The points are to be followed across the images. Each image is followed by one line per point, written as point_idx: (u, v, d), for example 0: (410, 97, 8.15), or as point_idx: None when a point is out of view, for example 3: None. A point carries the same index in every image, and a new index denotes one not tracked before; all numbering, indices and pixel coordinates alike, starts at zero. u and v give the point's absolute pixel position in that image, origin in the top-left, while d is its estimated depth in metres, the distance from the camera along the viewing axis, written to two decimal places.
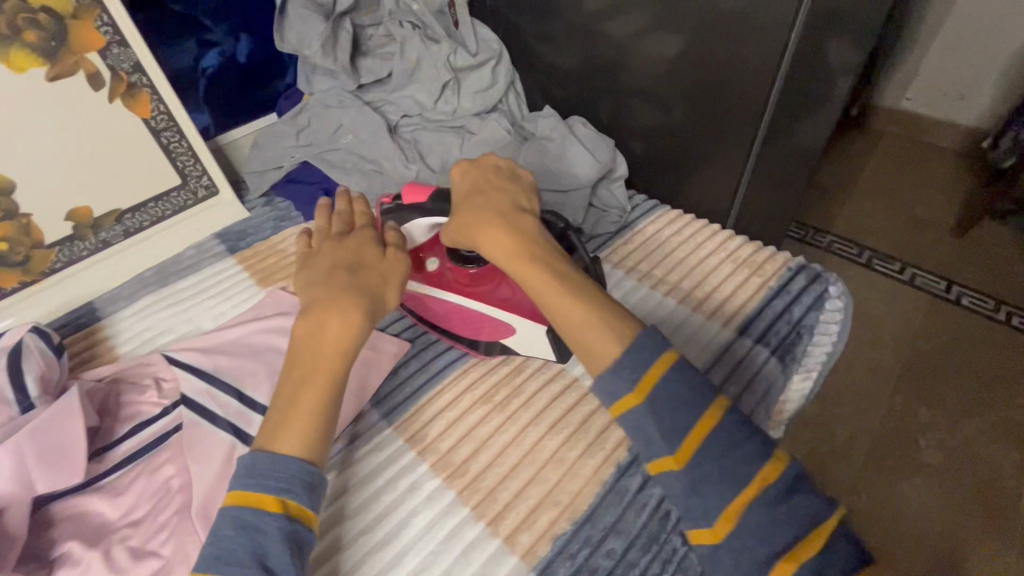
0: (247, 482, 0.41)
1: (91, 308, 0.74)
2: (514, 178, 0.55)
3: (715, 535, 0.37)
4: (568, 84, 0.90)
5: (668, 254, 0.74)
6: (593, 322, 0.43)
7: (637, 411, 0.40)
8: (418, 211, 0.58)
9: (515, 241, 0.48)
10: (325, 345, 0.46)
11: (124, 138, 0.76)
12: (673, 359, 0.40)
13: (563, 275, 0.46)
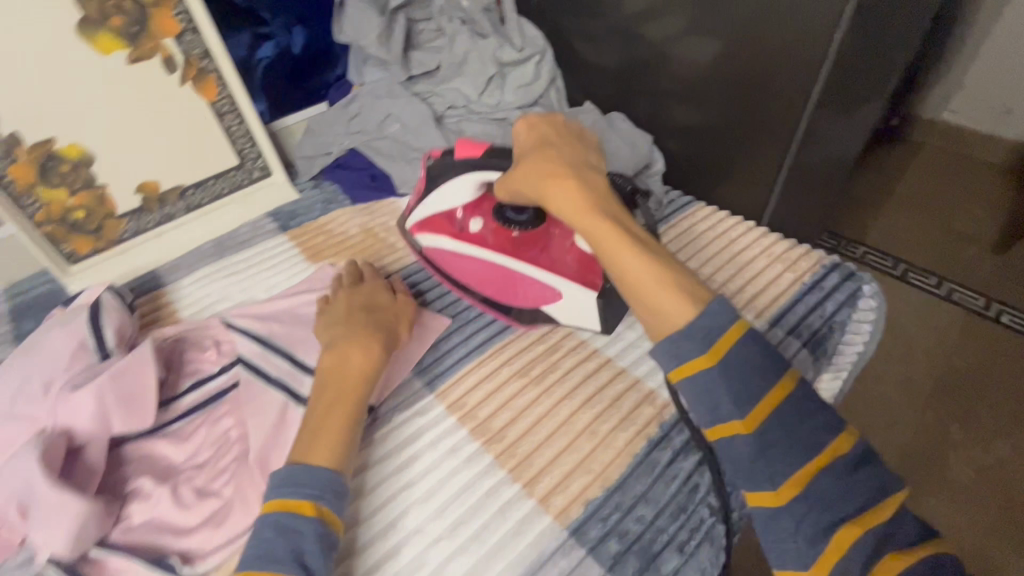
0: (281, 492, 0.45)
1: (155, 276, 0.80)
2: (583, 143, 0.58)
3: (776, 498, 0.40)
4: (607, 82, 0.92)
5: (703, 248, 0.76)
6: (653, 274, 0.46)
7: (706, 375, 0.42)
8: (467, 167, 0.64)
9: (586, 194, 0.51)
10: (348, 371, 0.53)
11: (191, 119, 0.81)
12: (744, 328, 0.43)
13: (626, 230, 0.49)
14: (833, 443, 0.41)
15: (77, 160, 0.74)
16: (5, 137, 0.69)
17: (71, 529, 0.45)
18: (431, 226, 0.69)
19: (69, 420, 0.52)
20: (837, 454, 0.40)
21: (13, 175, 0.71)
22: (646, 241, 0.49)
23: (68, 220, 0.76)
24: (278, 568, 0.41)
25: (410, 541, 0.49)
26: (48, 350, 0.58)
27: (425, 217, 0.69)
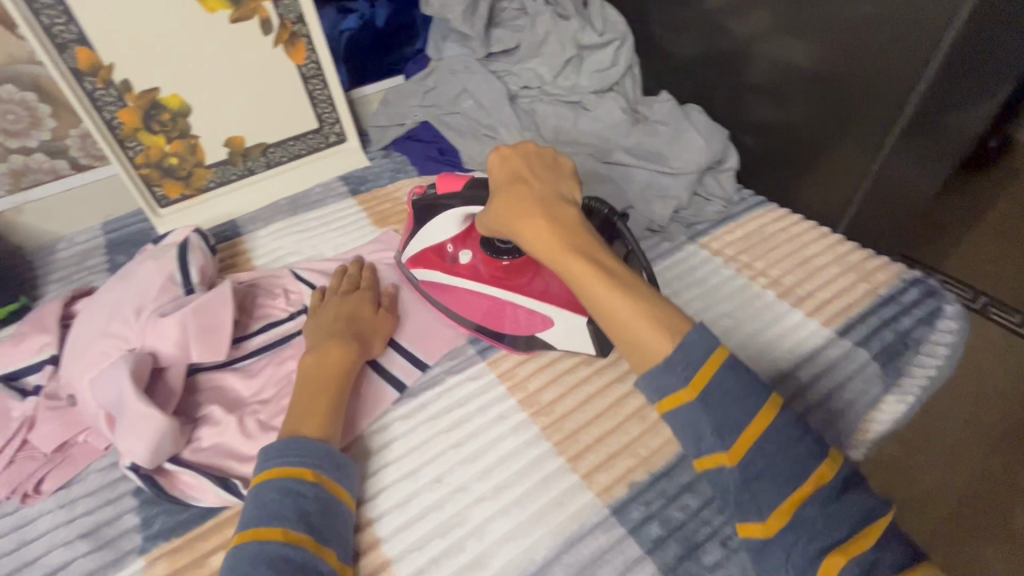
0: (283, 458, 0.45)
1: (234, 225, 0.84)
2: (554, 167, 0.52)
3: (768, 529, 0.35)
4: (686, 74, 0.90)
5: (771, 249, 0.74)
6: (641, 319, 0.41)
7: (690, 407, 0.38)
8: (450, 200, 0.58)
9: (560, 228, 0.47)
10: (325, 371, 0.51)
11: (279, 79, 0.85)
12: (724, 357, 0.38)
13: (607, 268, 0.44)
14: (817, 472, 0.36)
15: (177, 110, 0.79)
16: (117, 83, 0.75)
17: (152, 439, 0.49)
18: (426, 258, 0.63)
19: (155, 343, 0.57)
20: (824, 480, 0.36)
21: (122, 119, 0.77)
22: (630, 277, 0.44)
23: (163, 164, 0.82)
24: (286, 527, 0.41)
25: (453, 497, 0.50)
26: (132, 279, 0.62)
27: (416, 254, 0.63)
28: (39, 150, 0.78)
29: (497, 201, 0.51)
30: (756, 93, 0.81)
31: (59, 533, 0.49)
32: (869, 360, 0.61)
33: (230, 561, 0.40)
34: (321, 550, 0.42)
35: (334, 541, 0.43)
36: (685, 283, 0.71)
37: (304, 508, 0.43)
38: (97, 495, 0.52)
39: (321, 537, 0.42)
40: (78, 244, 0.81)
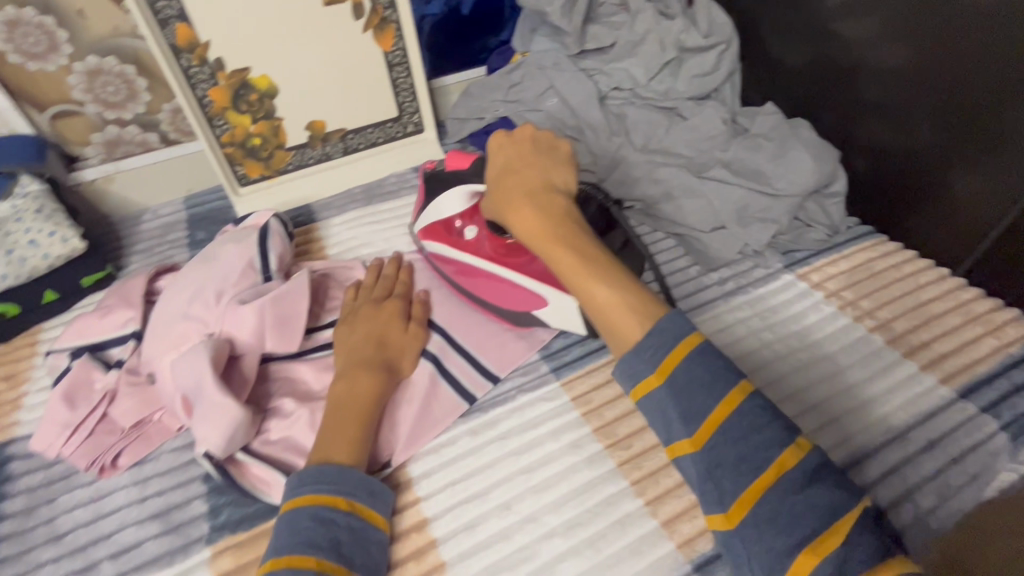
0: (316, 486, 0.44)
1: (309, 210, 0.84)
2: (549, 149, 0.54)
3: (728, 520, 0.37)
4: (793, 85, 0.83)
5: (881, 288, 0.68)
6: (610, 301, 0.44)
7: (660, 392, 0.40)
8: (459, 178, 0.61)
9: (547, 219, 0.49)
10: (357, 399, 0.49)
11: (365, 66, 0.83)
12: (696, 343, 0.40)
13: (584, 251, 0.47)
14: (777, 460, 0.36)
15: (264, 91, 0.79)
16: (212, 62, 0.75)
17: (228, 429, 0.49)
18: (434, 232, 0.62)
19: (233, 330, 0.56)
20: (785, 468, 0.36)
21: (213, 98, 0.77)
22: (606, 261, 0.47)
23: (246, 144, 0.82)
24: (319, 556, 0.41)
25: (523, 528, 0.47)
26: (214, 260, 0.62)
27: (428, 226, 0.63)
28: (133, 123, 0.79)
29: (496, 185, 0.54)
30: (875, 113, 0.73)
31: (133, 512, 0.50)
32: (996, 427, 0.54)
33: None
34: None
35: (366, 568, 0.43)
36: (779, 317, 0.65)
37: (343, 536, 0.43)
38: (170, 478, 0.52)
39: (353, 565, 0.42)
40: (162, 217, 0.82)
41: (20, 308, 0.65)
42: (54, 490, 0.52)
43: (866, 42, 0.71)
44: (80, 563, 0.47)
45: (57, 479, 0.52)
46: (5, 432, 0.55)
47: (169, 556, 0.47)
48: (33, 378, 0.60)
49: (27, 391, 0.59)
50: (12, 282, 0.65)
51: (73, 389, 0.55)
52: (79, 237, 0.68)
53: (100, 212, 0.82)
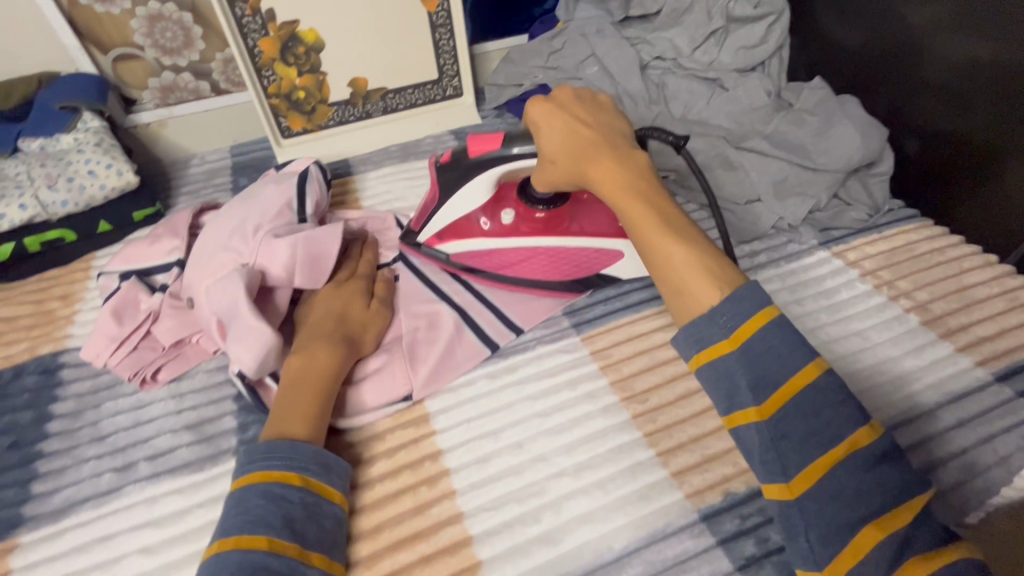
0: (266, 462, 0.42)
1: (347, 164, 0.86)
2: (608, 108, 0.51)
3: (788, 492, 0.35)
4: (845, 63, 0.80)
5: (922, 270, 0.65)
6: (693, 265, 0.41)
7: (728, 359, 0.38)
8: (491, 162, 0.54)
9: (627, 174, 0.46)
10: (313, 372, 0.48)
11: (409, 24, 0.84)
12: (773, 315, 0.38)
13: (666, 212, 0.44)
14: (850, 437, 0.35)
15: (312, 44, 0.81)
16: (264, 11, 0.77)
17: (259, 352, 0.50)
18: (450, 232, 0.60)
19: (267, 262, 0.57)
20: (856, 448, 0.34)
21: (262, 48, 0.79)
22: (686, 224, 0.44)
23: (291, 97, 0.84)
24: (270, 535, 0.39)
25: (533, 466, 0.48)
26: (254, 198, 0.64)
27: (439, 230, 0.60)
28: (187, 70, 0.82)
29: (559, 139, 0.49)
30: (931, 90, 0.70)
31: (169, 422, 0.53)
32: None
33: (211, 569, 0.38)
34: (306, 558, 0.40)
35: (323, 545, 0.41)
36: (810, 292, 0.64)
37: (297, 515, 0.41)
38: (204, 395, 0.55)
39: (307, 541, 0.40)
40: (209, 162, 0.86)
41: (76, 235, 0.69)
42: (97, 397, 0.55)
43: (925, 19, 0.68)
44: (117, 464, 0.50)
45: (102, 389, 0.56)
46: (57, 343, 0.59)
47: (199, 465, 0.50)
48: (86, 298, 0.64)
49: (80, 309, 0.63)
50: (72, 210, 0.68)
51: (121, 306, 0.58)
52: (133, 172, 0.70)
53: (152, 155, 0.86)
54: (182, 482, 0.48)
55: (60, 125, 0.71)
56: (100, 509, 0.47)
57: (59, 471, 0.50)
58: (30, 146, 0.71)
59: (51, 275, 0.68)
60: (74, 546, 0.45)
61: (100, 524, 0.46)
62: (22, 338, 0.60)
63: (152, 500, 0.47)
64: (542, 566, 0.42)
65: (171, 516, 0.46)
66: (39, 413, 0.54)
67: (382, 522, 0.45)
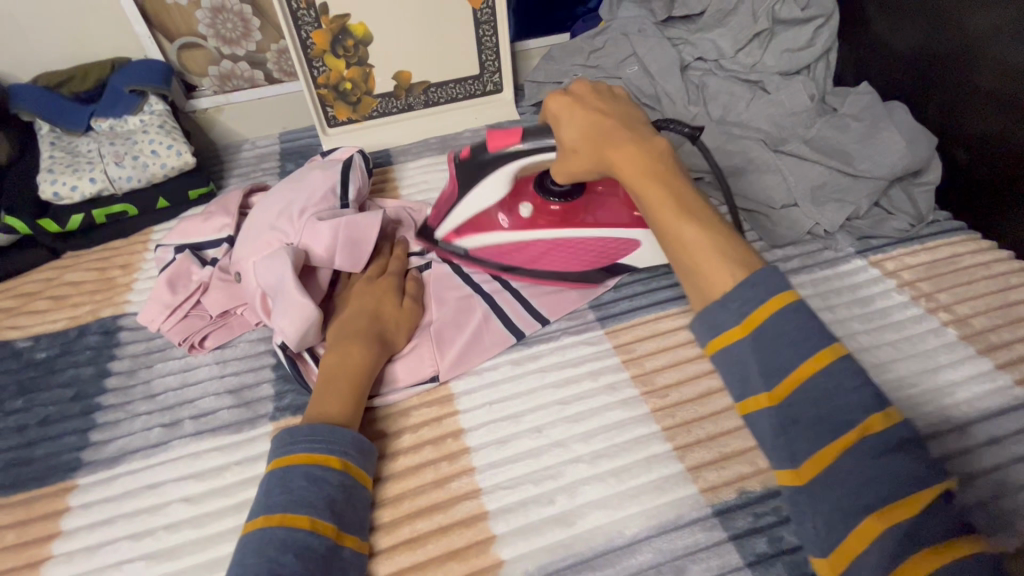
0: (310, 444, 0.44)
1: (387, 154, 0.89)
2: (629, 99, 0.51)
3: (798, 476, 0.35)
4: (897, 68, 0.78)
5: (965, 283, 0.63)
6: (710, 247, 0.40)
7: (738, 349, 0.38)
8: (513, 155, 0.57)
9: (643, 155, 0.45)
10: (346, 369, 0.50)
11: (455, 20, 0.87)
12: (791, 299, 0.37)
13: (681, 195, 0.43)
14: (864, 422, 0.34)
15: (361, 38, 0.84)
16: (317, 5, 0.80)
17: (301, 324, 0.53)
18: (469, 225, 0.62)
19: (310, 242, 0.60)
20: (870, 431, 0.34)
21: (314, 40, 0.83)
22: (703, 206, 0.43)
23: (339, 87, 0.87)
24: (314, 515, 0.41)
25: (550, 450, 0.49)
26: (298, 182, 0.67)
27: (459, 224, 0.62)
28: (244, 59, 0.86)
29: (577, 124, 0.49)
30: (992, 101, 0.67)
31: (215, 386, 0.56)
32: None
33: (255, 543, 0.40)
34: (342, 537, 0.42)
35: (356, 525, 0.43)
36: (843, 299, 0.63)
37: (338, 499, 0.43)
38: (246, 364, 0.58)
39: (344, 522, 0.43)
40: (258, 146, 0.90)
41: (137, 210, 0.74)
42: (151, 358, 0.59)
43: (984, 22, 0.66)
44: (167, 422, 0.54)
45: (154, 351, 0.60)
46: (117, 309, 0.64)
47: (239, 426, 0.53)
48: (144, 268, 0.69)
49: (137, 277, 0.68)
50: (135, 185, 0.73)
51: (175, 277, 0.62)
52: (191, 154, 0.75)
53: (209, 139, 0.91)
54: (222, 442, 0.52)
55: (128, 108, 0.76)
56: (150, 462, 0.51)
57: (113, 425, 0.54)
58: (101, 126, 0.76)
59: (112, 246, 0.73)
60: (124, 492, 0.49)
61: (148, 473, 0.50)
62: (87, 301, 0.65)
63: (196, 456, 0.51)
64: (555, 545, 0.44)
65: (212, 471, 0.50)
66: (97, 370, 0.58)
67: (404, 492, 0.47)
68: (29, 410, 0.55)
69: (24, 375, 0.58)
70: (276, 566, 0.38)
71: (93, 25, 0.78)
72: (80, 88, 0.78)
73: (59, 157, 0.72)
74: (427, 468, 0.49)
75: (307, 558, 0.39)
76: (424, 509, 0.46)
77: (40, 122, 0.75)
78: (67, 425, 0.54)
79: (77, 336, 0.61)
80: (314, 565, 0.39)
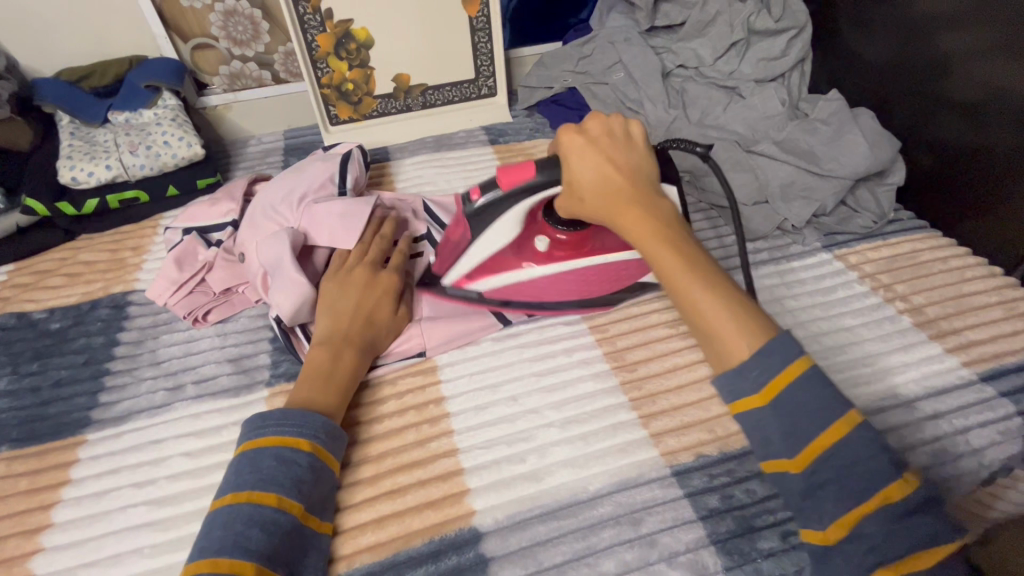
0: (279, 429, 0.46)
1: (385, 151, 0.94)
2: (640, 145, 0.51)
3: (826, 538, 0.38)
4: (868, 78, 0.82)
5: (922, 276, 0.67)
6: (722, 312, 0.43)
7: (760, 411, 0.40)
8: (525, 192, 0.52)
9: (655, 219, 0.47)
10: (338, 371, 0.52)
11: (453, 26, 0.92)
12: (804, 368, 0.40)
13: (691, 259, 0.45)
14: (861, 477, 0.37)
15: (363, 42, 0.89)
16: (322, 11, 0.86)
17: (296, 300, 0.57)
18: (481, 269, 0.59)
19: (308, 227, 0.64)
20: (890, 500, 0.36)
21: (319, 43, 0.88)
22: (713, 270, 0.45)
23: (341, 87, 0.92)
24: (280, 494, 0.43)
25: (524, 416, 0.53)
26: (297, 173, 0.71)
27: (469, 269, 0.59)
28: (253, 60, 0.92)
29: (588, 171, 0.49)
30: (954, 108, 0.71)
31: (213, 357, 0.60)
32: (1012, 412, 0.54)
33: (223, 518, 0.41)
34: (306, 517, 0.44)
35: (320, 506, 0.45)
36: (807, 288, 0.67)
37: (305, 483, 0.44)
38: (245, 337, 0.62)
39: (310, 502, 0.44)
40: (263, 142, 0.95)
41: (148, 196, 0.79)
42: (156, 330, 0.63)
43: (962, 44, 0.69)
44: (168, 387, 0.58)
45: (159, 324, 0.64)
46: (127, 286, 0.69)
47: (236, 391, 0.57)
48: (153, 249, 0.74)
49: (147, 258, 0.72)
50: (148, 173, 0.78)
51: (182, 256, 0.66)
52: (201, 145, 0.80)
53: (218, 134, 0.96)
54: (220, 405, 0.56)
55: (143, 102, 0.81)
56: (151, 422, 0.54)
57: (118, 388, 0.58)
58: (117, 118, 0.81)
59: (122, 230, 0.77)
60: (127, 447, 0.53)
61: (150, 432, 0.54)
62: (99, 278, 0.70)
63: (197, 417, 0.55)
64: (523, 498, 0.47)
65: (210, 430, 0.54)
66: (106, 340, 0.62)
67: (386, 450, 0.51)
68: (42, 374, 0.59)
69: (37, 343, 0.62)
70: (242, 539, 0.40)
71: (111, 26, 0.84)
72: (99, 83, 0.83)
73: (78, 146, 0.77)
74: (411, 430, 0.53)
75: (274, 533, 0.41)
76: (401, 469, 0.50)
77: (60, 113, 0.80)
78: (76, 387, 0.58)
79: (87, 309, 0.66)
80: (279, 541, 0.41)
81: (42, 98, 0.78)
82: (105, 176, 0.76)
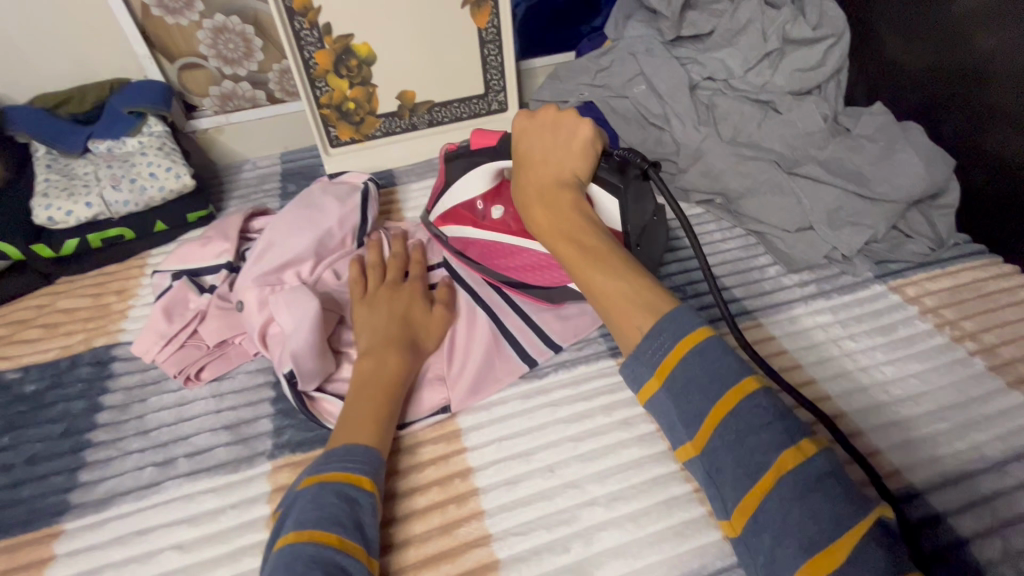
0: (343, 463, 0.43)
1: (390, 174, 0.87)
2: (570, 136, 0.52)
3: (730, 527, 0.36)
4: (912, 89, 0.76)
5: (990, 310, 0.61)
6: (608, 297, 0.43)
7: (661, 396, 0.39)
8: (489, 154, 0.58)
9: (562, 216, 0.49)
10: (383, 381, 0.48)
11: (461, 39, 0.85)
12: (703, 349, 0.38)
13: (592, 253, 0.46)
14: None
15: (364, 58, 0.83)
16: (320, 26, 0.79)
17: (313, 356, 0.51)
18: (451, 216, 0.60)
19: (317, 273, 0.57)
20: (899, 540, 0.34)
21: (317, 60, 0.81)
22: (609, 258, 0.45)
23: (341, 107, 0.85)
24: (342, 534, 0.39)
25: (564, 492, 0.47)
26: (299, 207, 0.64)
27: (445, 211, 0.60)
28: (245, 80, 0.85)
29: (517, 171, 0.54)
30: (1017, 126, 0.64)
31: (207, 422, 0.54)
32: None
33: (285, 559, 0.37)
34: (373, 564, 0.39)
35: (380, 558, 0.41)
36: (864, 326, 0.60)
37: (370, 526, 0.41)
38: (243, 398, 0.56)
39: (371, 546, 0.40)
40: (258, 166, 0.89)
41: (133, 233, 0.72)
42: (144, 391, 0.57)
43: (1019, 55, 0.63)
44: (157, 462, 0.51)
45: (146, 385, 0.57)
46: (109, 339, 0.62)
47: (234, 466, 0.50)
48: (142, 294, 0.67)
49: (133, 304, 0.66)
50: (132, 209, 0.71)
51: (172, 305, 0.60)
52: (190, 176, 0.73)
53: (210, 159, 0.90)
54: (214, 483, 0.49)
55: (126, 129, 0.74)
56: (136, 507, 0.48)
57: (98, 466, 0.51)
58: (99, 148, 0.74)
59: (107, 270, 0.71)
60: (109, 538, 0.46)
61: (138, 518, 0.47)
62: (80, 329, 0.63)
63: (190, 499, 0.48)
64: None
65: (206, 517, 0.47)
66: (86, 404, 0.56)
67: (409, 538, 0.45)
68: (14, 448, 0.53)
69: (11, 410, 0.56)
70: None
71: (89, 48, 0.77)
72: (78, 110, 0.77)
73: (55, 180, 0.70)
74: (436, 514, 0.46)
75: None
76: (427, 565, 0.43)
77: (36, 144, 0.73)
78: (52, 464, 0.51)
79: (65, 368, 0.59)
80: None
81: (14, 128, 0.72)
82: (86, 213, 0.69)
